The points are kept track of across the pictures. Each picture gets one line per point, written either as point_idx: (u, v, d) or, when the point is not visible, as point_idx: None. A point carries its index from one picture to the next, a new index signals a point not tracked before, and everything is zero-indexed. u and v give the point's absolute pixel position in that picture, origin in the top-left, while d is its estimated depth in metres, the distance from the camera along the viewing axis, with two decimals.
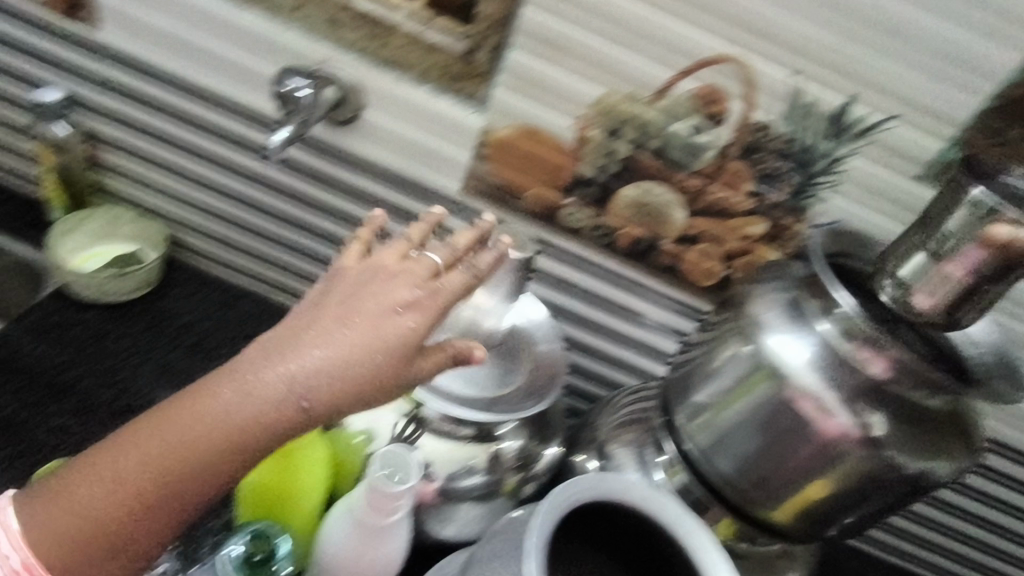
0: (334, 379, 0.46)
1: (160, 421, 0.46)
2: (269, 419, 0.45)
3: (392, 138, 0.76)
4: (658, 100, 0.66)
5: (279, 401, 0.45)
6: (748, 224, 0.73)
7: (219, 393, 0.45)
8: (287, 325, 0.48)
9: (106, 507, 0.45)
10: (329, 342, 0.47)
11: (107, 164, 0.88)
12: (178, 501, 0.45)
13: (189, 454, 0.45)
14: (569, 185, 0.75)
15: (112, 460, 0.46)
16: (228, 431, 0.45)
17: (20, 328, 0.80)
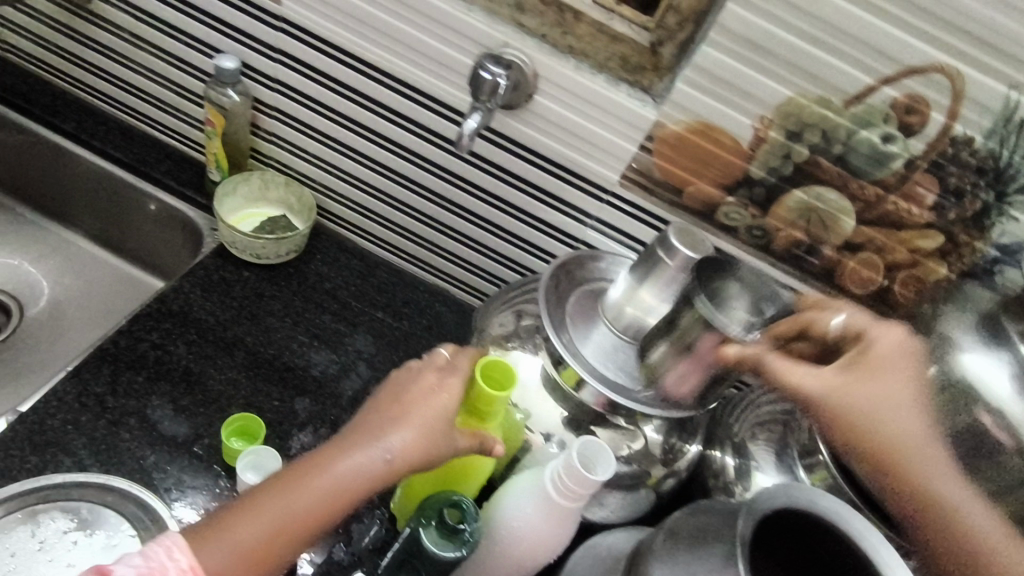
0: (407, 454, 0.56)
1: (316, 467, 0.55)
2: (349, 489, 0.54)
3: (558, 125, 0.76)
4: (851, 106, 0.64)
5: (371, 470, 0.55)
6: (920, 237, 0.71)
7: (339, 468, 0.55)
8: (374, 413, 0.58)
9: (285, 531, 0.53)
10: (410, 418, 0.57)
11: (265, 131, 0.91)
12: (298, 527, 0.53)
13: (312, 517, 0.53)
14: (734, 184, 0.74)
15: (253, 520, 0.52)
16: (334, 498, 0.54)
17: (188, 283, 0.85)
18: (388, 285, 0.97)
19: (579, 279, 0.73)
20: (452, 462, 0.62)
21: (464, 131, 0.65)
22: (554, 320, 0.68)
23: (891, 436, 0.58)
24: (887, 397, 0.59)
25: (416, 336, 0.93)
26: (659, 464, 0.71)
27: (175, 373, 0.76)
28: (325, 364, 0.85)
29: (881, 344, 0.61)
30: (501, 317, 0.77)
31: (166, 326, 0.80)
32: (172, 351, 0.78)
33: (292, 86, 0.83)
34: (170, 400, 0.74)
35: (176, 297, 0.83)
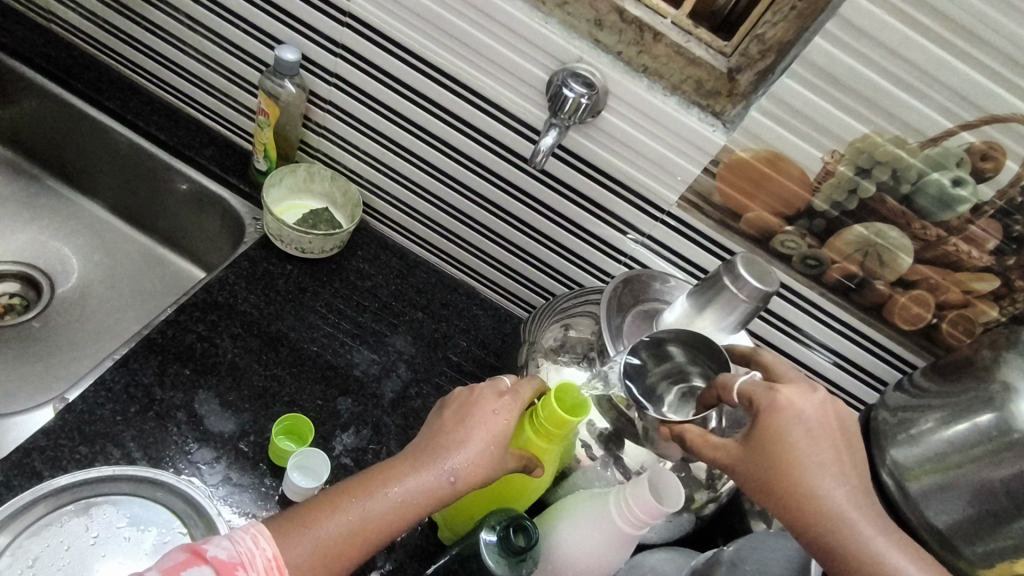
0: (471, 472, 0.56)
1: (373, 483, 0.55)
2: (416, 502, 0.55)
3: (623, 142, 0.76)
4: (926, 147, 0.65)
5: (438, 487, 0.55)
6: (976, 279, 0.71)
7: (407, 480, 0.55)
8: (440, 430, 0.58)
9: (344, 540, 0.53)
10: (468, 437, 0.57)
11: (319, 123, 0.90)
12: (359, 541, 0.53)
13: (380, 527, 0.54)
14: (795, 213, 0.74)
15: (326, 523, 0.53)
16: (402, 510, 0.54)
17: (233, 275, 0.85)
18: (426, 286, 0.96)
19: (638, 297, 0.73)
20: (506, 482, 0.63)
21: (541, 148, 0.69)
22: (612, 331, 0.69)
23: (812, 499, 0.52)
24: (793, 479, 0.52)
25: (453, 339, 0.91)
26: (703, 488, 0.70)
27: (221, 366, 0.76)
28: (366, 364, 0.83)
29: (791, 402, 0.54)
30: (553, 331, 0.76)
31: (212, 319, 0.79)
32: (218, 344, 0.77)
33: (354, 84, 0.84)
34: (216, 393, 0.73)
35: (221, 289, 0.83)
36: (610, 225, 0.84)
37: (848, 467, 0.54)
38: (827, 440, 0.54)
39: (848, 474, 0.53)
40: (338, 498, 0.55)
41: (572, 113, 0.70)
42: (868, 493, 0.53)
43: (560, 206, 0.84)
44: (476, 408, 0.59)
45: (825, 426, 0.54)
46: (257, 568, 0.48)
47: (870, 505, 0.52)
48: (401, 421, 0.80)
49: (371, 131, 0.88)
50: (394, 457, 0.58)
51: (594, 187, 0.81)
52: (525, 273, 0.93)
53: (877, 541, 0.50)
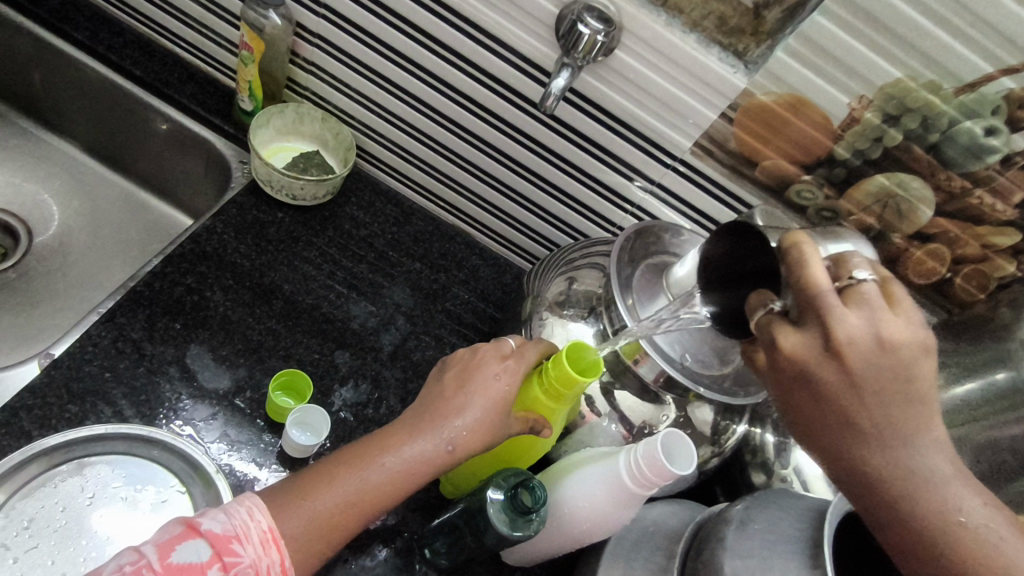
0: (468, 439, 0.55)
1: (371, 450, 0.54)
2: (414, 469, 0.53)
3: (635, 84, 0.71)
4: (962, 93, 0.62)
5: (436, 455, 0.54)
6: (997, 233, 0.69)
7: (405, 448, 0.53)
8: (440, 394, 0.57)
9: (341, 510, 0.51)
10: (469, 402, 0.55)
11: (308, 59, 0.84)
12: (357, 509, 0.52)
13: (377, 496, 0.52)
14: (814, 162, 0.70)
15: (325, 493, 0.51)
16: (399, 479, 0.53)
17: (221, 223, 0.81)
18: (423, 235, 0.92)
19: (649, 250, 0.70)
20: (512, 443, 0.61)
21: (553, 92, 0.67)
22: (621, 282, 0.66)
23: (829, 450, 0.48)
24: (807, 428, 0.49)
25: (452, 290, 0.89)
26: (707, 443, 0.69)
27: (213, 320, 0.73)
28: (364, 316, 0.81)
29: (789, 353, 0.47)
30: (557, 284, 0.73)
31: (201, 270, 0.76)
32: (209, 296, 0.74)
33: (346, 16, 0.77)
34: (209, 347, 0.71)
35: (210, 238, 0.79)
36: (618, 173, 0.80)
37: (885, 418, 0.46)
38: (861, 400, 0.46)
39: (888, 423, 0.46)
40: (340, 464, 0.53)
41: (587, 52, 0.65)
42: (909, 434, 0.46)
43: (566, 152, 0.80)
44: (479, 374, 0.57)
45: (838, 376, 0.46)
46: (252, 541, 0.47)
47: (918, 452, 0.45)
48: (400, 373, 0.78)
49: (363, 67, 0.81)
50: (392, 423, 0.56)
51: (604, 134, 0.77)
52: (527, 221, 0.89)
53: (921, 491, 0.45)
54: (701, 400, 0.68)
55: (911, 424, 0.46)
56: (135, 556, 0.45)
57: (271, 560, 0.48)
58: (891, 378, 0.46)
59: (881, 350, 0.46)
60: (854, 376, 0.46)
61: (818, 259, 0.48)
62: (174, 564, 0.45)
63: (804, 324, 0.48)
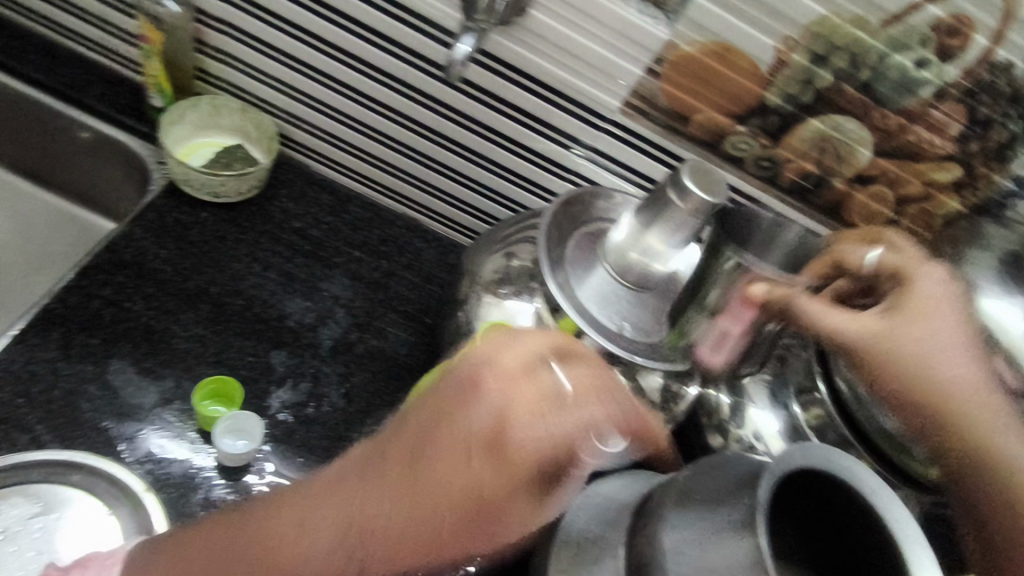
0: (441, 466, 0.49)
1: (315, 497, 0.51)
2: (371, 516, 0.49)
3: (555, 45, 0.68)
4: (889, 26, 0.60)
5: (378, 506, 0.49)
6: (937, 169, 0.66)
7: (343, 495, 0.50)
8: (394, 441, 0.52)
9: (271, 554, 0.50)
10: (416, 445, 0.50)
11: (217, 47, 0.79)
12: (290, 558, 0.50)
13: (410, 545, 0.49)
14: (747, 111, 0.67)
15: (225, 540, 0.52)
16: (335, 530, 0.49)
17: (139, 228, 0.76)
18: (362, 222, 0.88)
19: (579, 219, 0.68)
20: None
21: (455, 58, 0.63)
22: (552, 256, 0.64)
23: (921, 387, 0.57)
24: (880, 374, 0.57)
25: (393, 277, 0.85)
26: (660, 411, 0.67)
27: (136, 332, 0.69)
28: (300, 313, 0.77)
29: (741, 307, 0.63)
30: (494, 261, 0.70)
31: (120, 280, 0.72)
32: (130, 307, 0.70)
33: None
34: (133, 361, 0.67)
35: (127, 246, 0.75)
36: (550, 141, 0.76)
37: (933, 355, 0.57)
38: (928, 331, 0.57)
39: (958, 385, 0.56)
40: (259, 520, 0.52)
41: (490, 15, 0.62)
42: (943, 346, 0.57)
43: (497, 124, 0.76)
44: (462, 411, 0.50)
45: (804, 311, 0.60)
46: None
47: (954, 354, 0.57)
48: (342, 368, 0.75)
49: (274, 51, 0.77)
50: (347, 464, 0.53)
51: (532, 100, 0.73)
52: (465, 199, 0.86)
53: (953, 389, 0.56)
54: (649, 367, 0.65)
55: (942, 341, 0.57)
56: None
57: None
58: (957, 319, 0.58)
59: (952, 301, 0.58)
60: (923, 312, 0.58)
61: (924, 274, 0.59)
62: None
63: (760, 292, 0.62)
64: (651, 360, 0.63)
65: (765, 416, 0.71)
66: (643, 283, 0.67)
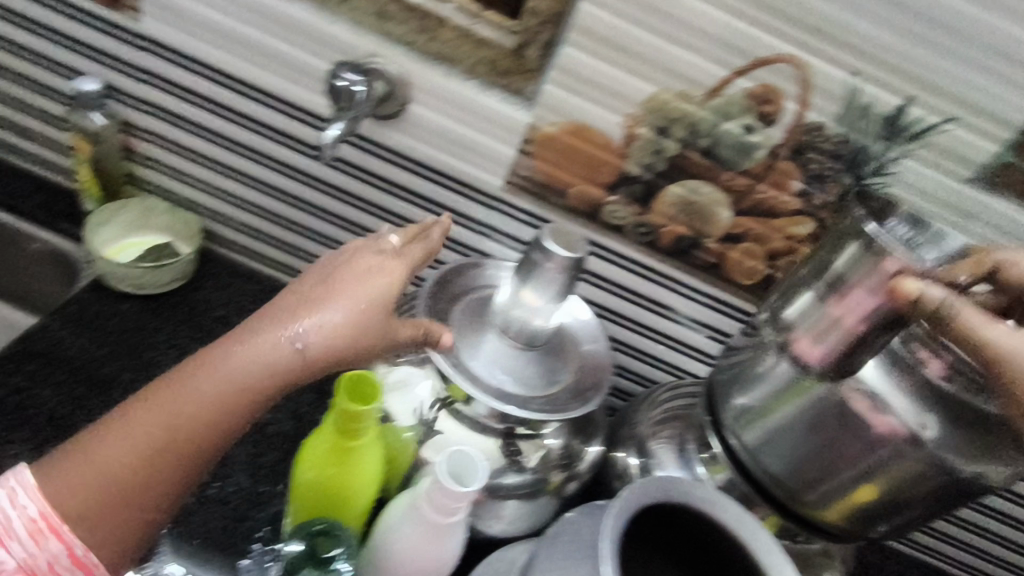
0: (331, 340, 0.54)
1: (115, 429, 0.54)
2: (262, 380, 0.53)
3: (435, 133, 0.75)
4: (710, 99, 0.65)
5: (180, 462, 0.54)
6: (793, 224, 0.73)
7: (197, 436, 0.53)
8: (176, 449, 0.53)
9: (94, 493, 0.53)
10: (166, 469, 0.53)
11: (142, 154, 0.87)
12: (158, 472, 0.53)
13: (217, 408, 0.53)
14: (613, 182, 0.74)
15: (190, 386, 0.53)
16: (140, 467, 0.53)
17: (59, 320, 0.80)
18: None
19: (458, 291, 0.72)
20: (320, 487, 0.60)
21: (325, 140, 0.62)
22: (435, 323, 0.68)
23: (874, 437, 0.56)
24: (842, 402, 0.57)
25: None
26: (558, 467, 0.70)
27: (39, 418, 0.71)
28: None
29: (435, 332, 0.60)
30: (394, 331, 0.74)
31: (30, 368, 0.74)
32: (40, 394, 0.73)
33: (166, 110, 0.81)
34: (33, 446, 0.69)
35: (43, 337, 0.78)
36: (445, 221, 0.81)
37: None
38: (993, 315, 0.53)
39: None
40: (172, 379, 0.54)
41: (348, 101, 0.65)
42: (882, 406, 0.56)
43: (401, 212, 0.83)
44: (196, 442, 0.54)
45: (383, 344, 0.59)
46: (18, 535, 0.52)
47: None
48: (251, 447, 0.77)
49: (190, 155, 0.84)
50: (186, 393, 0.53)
51: (424, 184, 0.79)
52: None
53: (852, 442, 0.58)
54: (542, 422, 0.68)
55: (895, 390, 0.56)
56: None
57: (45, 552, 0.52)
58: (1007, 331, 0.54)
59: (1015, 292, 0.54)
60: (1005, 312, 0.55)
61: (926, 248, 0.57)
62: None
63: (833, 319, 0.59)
64: (553, 409, 0.66)
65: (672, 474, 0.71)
66: (530, 341, 0.70)
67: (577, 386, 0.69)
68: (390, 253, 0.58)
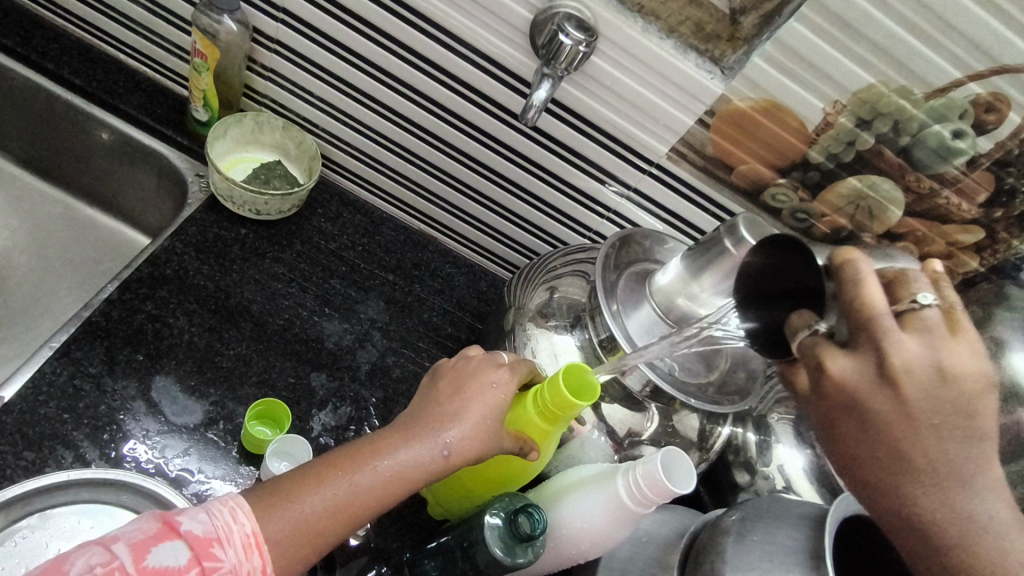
0: (469, 441, 0.53)
1: (286, 495, 0.48)
2: (407, 477, 0.51)
3: (610, 89, 0.70)
4: (931, 98, 0.62)
5: (321, 552, 0.48)
6: (962, 231, 0.71)
7: (343, 526, 0.49)
8: (316, 539, 0.48)
9: (273, 552, 0.46)
10: (317, 548, 0.48)
11: (266, 65, 0.80)
12: (331, 535, 0.49)
13: (365, 502, 0.50)
14: (790, 165, 0.71)
15: (347, 478, 0.50)
16: (324, 522, 0.48)
17: (181, 243, 0.77)
18: (394, 245, 0.89)
19: (632, 259, 0.71)
20: (499, 464, 0.60)
21: (532, 104, 0.65)
22: (607, 287, 0.66)
23: (868, 496, 0.46)
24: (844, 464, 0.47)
25: (427, 301, 0.86)
26: (694, 449, 0.69)
27: (179, 348, 0.70)
28: (338, 334, 0.78)
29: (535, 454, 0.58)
30: (539, 294, 0.72)
31: (162, 294, 0.72)
32: (173, 323, 0.71)
33: (311, 22, 0.74)
34: (176, 378, 0.68)
35: (169, 261, 0.75)
36: (594, 179, 0.79)
37: (844, 421, 0.46)
38: (885, 420, 0.44)
39: (866, 439, 0.45)
40: (341, 464, 0.50)
41: (569, 62, 0.63)
42: (856, 463, 0.46)
43: (545, 161, 0.79)
44: (337, 536, 0.49)
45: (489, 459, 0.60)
46: (234, 544, 0.44)
47: (897, 474, 0.44)
48: (380, 392, 0.76)
49: (327, 73, 0.78)
50: (353, 480, 0.50)
51: (580, 137, 0.75)
52: (503, 230, 0.88)
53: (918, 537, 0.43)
54: (687, 408, 0.68)
55: (846, 454, 0.47)
56: (107, 558, 0.41)
57: (252, 566, 0.44)
58: (935, 423, 0.44)
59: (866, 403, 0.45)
60: (909, 407, 0.44)
61: (874, 277, 0.46)
62: (151, 569, 0.41)
63: (855, 348, 0.46)
64: (706, 403, 0.65)
65: (791, 454, 0.74)
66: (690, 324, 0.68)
67: (724, 387, 0.67)
68: (513, 363, 0.58)
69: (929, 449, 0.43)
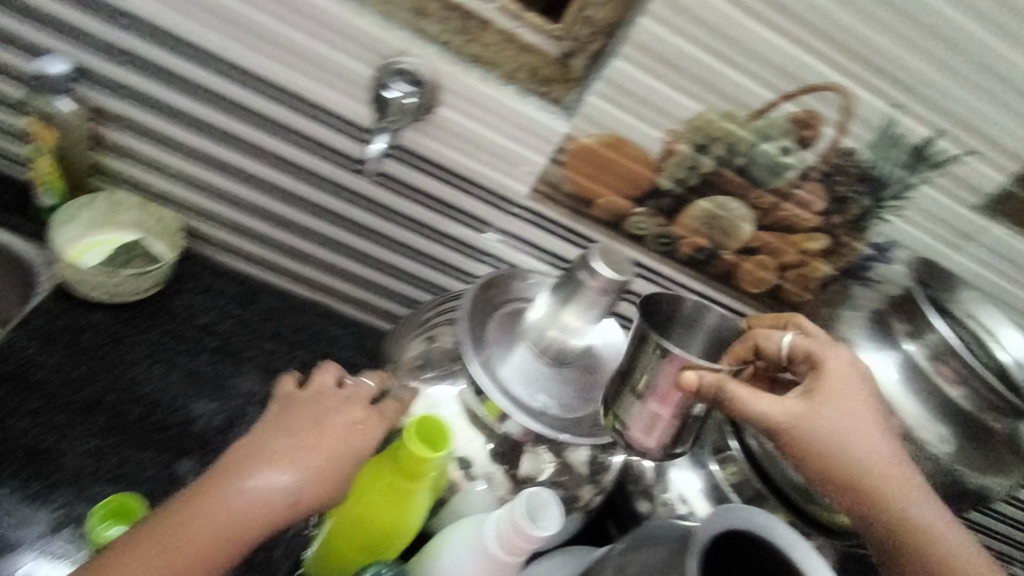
0: (321, 478, 0.51)
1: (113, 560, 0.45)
2: (250, 523, 0.48)
3: (463, 137, 0.71)
4: (754, 119, 0.66)
5: None
6: (808, 239, 0.75)
7: None
8: None
9: None
10: None
11: (113, 142, 0.77)
12: None
13: (204, 554, 0.47)
14: (642, 194, 0.74)
15: (185, 531, 0.47)
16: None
17: (25, 336, 0.71)
18: (273, 312, 0.86)
19: (500, 301, 0.71)
20: (363, 533, 0.57)
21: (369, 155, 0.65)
22: (476, 337, 0.66)
23: (838, 479, 0.56)
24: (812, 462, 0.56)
25: (310, 367, 0.83)
26: (586, 483, 0.68)
27: (19, 452, 0.64)
28: (209, 415, 0.74)
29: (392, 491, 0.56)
30: (415, 347, 0.70)
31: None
32: (11, 425, 0.65)
33: (154, 97, 0.72)
34: (14, 487, 0.61)
35: (9, 357, 0.69)
36: (465, 226, 0.79)
37: (805, 428, 0.56)
38: (821, 415, 0.56)
39: (817, 428, 0.56)
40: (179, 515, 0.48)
41: (397, 116, 0.67)
42: (812, 457, 0.56)
43: (414, 213, 0.79)
44: None
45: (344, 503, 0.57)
46: None
47: (846, 454, 0.56)
48: None
49: (179, 146, 0.76)
50: (189, 532, 0.47)
51: (442, 186, 0.76)
52: (386, 286, 0.87)
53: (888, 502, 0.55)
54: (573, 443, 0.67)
55: (810, 456, 0.56)
56: None
57: None
58: (852, 406, 0.57)
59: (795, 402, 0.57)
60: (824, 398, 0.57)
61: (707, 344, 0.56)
62: None
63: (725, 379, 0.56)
64: (584, 435, 0.65)
65: (686, 477, 0.74)
66: (562, 358, 0.69)
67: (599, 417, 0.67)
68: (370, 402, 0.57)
69: (852, 422, 0.56)
